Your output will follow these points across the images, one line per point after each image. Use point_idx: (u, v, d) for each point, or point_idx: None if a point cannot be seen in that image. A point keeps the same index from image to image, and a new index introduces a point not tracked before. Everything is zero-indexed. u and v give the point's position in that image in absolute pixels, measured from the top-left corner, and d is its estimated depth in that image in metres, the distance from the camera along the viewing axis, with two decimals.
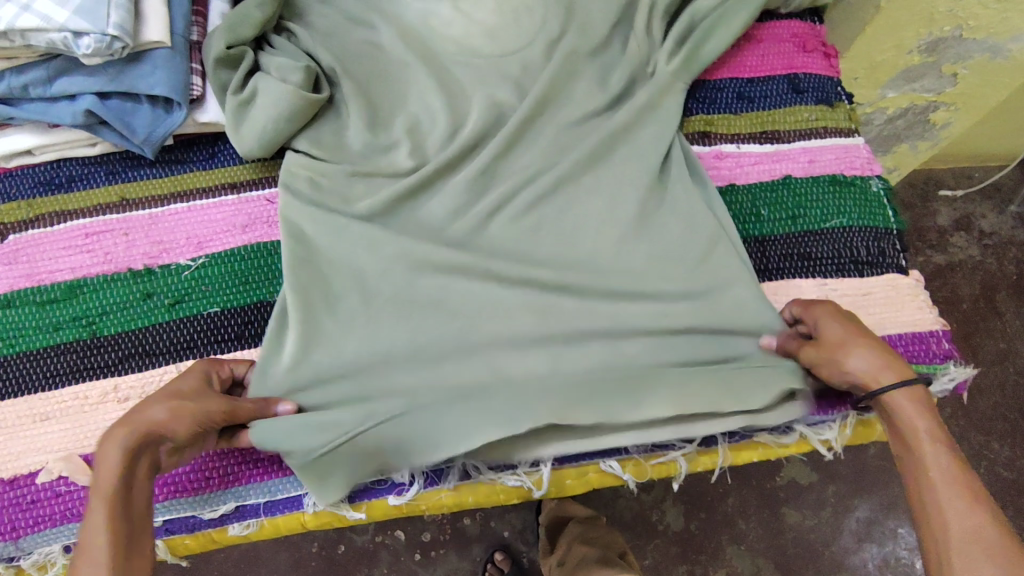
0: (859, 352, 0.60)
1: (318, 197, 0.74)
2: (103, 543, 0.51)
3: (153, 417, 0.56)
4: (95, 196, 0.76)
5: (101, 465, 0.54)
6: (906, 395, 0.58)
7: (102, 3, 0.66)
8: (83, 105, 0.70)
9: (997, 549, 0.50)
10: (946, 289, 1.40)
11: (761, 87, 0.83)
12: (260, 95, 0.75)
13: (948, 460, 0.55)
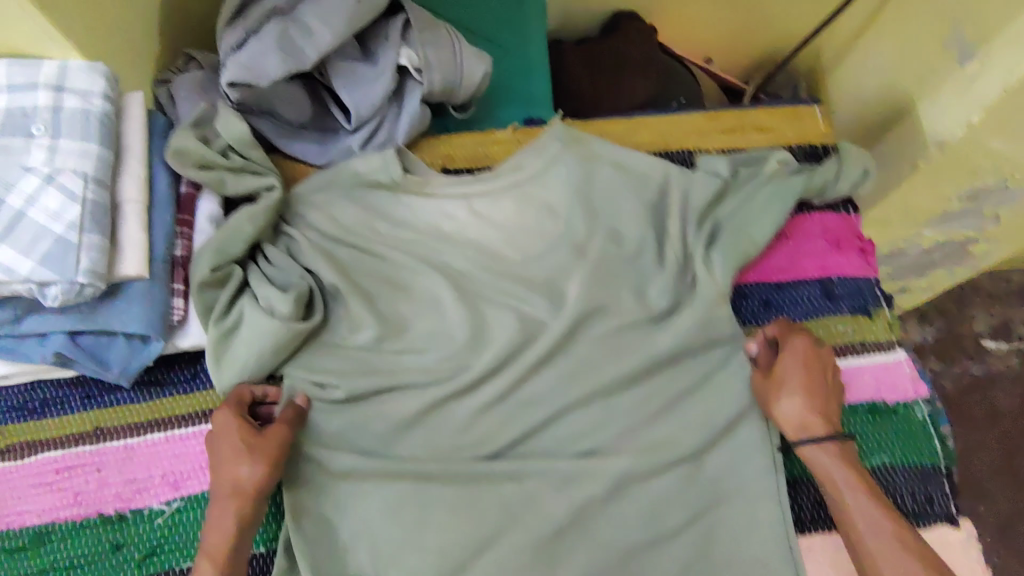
0: (792, 398, 0.68)
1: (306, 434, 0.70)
2: None
3: (236, 477, 0.62)
4: (69, 424, 0.71)
5: (211, 534, 0.61)
6: (825, 446, 0.66)
7: (71, 248, 0.61)
8: (53, 346, 0.65)
9: (899, 547, 0.59)
10: (984, 403, 1.30)
11: (790, 293, 0.76)
12: (245, 329, 0.70)
13: (852, 491, 0.63)
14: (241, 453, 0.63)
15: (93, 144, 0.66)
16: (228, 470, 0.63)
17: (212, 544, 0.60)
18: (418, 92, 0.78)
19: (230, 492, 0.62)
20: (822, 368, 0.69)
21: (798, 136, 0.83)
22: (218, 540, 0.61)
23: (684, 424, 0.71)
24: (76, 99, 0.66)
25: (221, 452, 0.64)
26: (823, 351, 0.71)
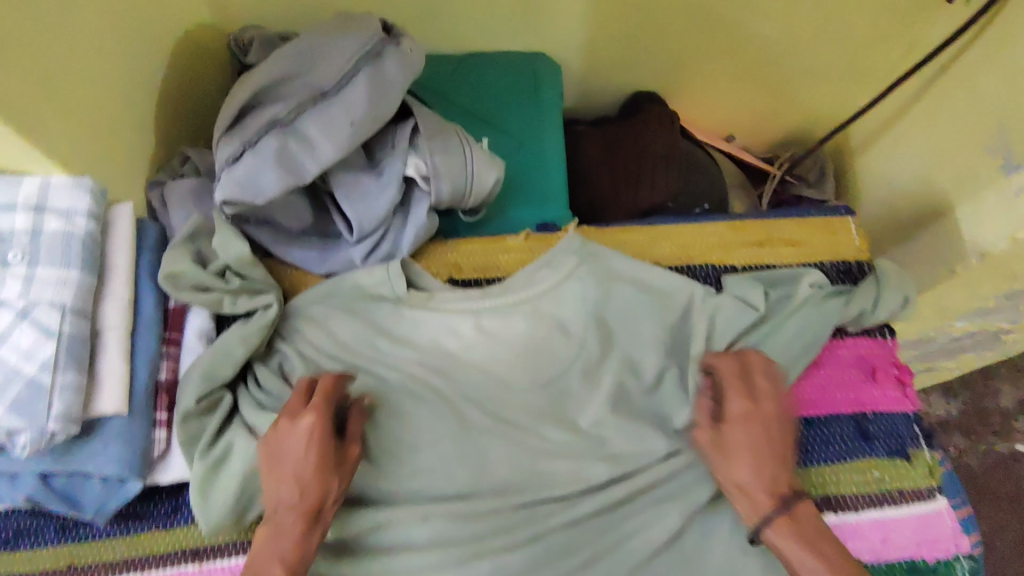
0: (742, 467, 0.61)
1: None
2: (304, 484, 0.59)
3: (316, 497, 0.59)
4: (39, 560, 0.66)
5: (270, 550, 0.57)
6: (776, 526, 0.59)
7: (42, 392, 0.57)
8: (25, 489, 0.61)
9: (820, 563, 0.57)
10: (1010, 484, 1.22)
11: (822, 433, 0.70)
12: (236, 456, 0.64)
13: (787, 529, 0.59)
14: (331, 467, 0.60)
15: (73, 270, 0.61)
16: (311, 487, 0.59)
17: (285, 557, 0.57)
18: (426, 202, 0.73)
19: (292, 504, 0.58)
20: (761, 417, 0.63)
21: (827, 253, 0.77)
22: (290, 553, 0.57)
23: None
24: (57, 220, 0.61)
25: (299, 466, 0.59)
26: (761, 386, 0.64)
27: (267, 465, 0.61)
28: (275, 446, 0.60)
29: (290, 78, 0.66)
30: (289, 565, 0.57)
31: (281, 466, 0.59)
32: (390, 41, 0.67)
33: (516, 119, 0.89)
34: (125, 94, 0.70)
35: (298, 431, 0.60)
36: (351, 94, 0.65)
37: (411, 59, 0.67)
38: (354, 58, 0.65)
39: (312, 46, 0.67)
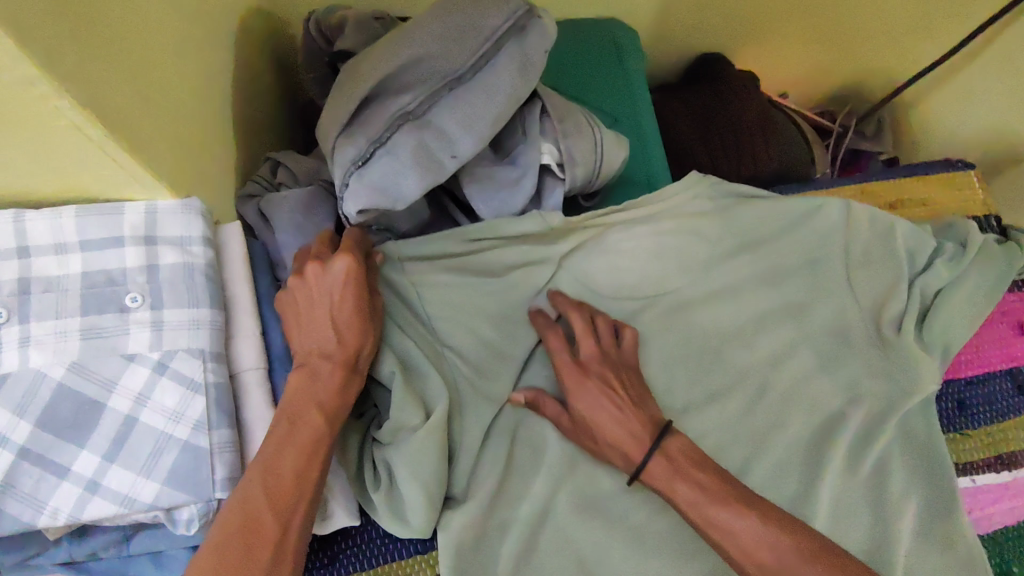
0: (608, 427, 0.59)
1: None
2: (335, 312, 0.53)
3: (358, 347, 0.54)
4: None
5: (317, 376, 0.52)
6: (654, 465, 0.57)
7: (203, 456, 0.48)
8: (175, 568, 0.52)
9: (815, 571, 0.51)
10: None
11: (984, 393, 0.69)
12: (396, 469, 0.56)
13: (676, 483, 0.56)
14: (365, 320, 0.54)
15: (202, 309, 0.52)
16: (352, 332, 0.53)
17: (326, 400, 0.52)
18: (559, 190, 0.67)
19: (331, 354, 0.53)
20: (616, 405, 0.59)
21: (957, 210, 0.78)
22: (329, 397, 0.52)
23: (909, 558, 0.62)
24: (175, 253, 0.52)
25: (335, 307, 0.53)
26: (595, 371, 0.61)
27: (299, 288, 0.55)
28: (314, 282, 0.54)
29: (416, 61, 0.57)
30: (327, 411, 0.51)
31: (313, 305, 0.54)
32: (531, 12, 0.59)
33: (607, 96, 0.84)
34: (214, 97, 0.60)
35: (332, 281, 0.54)
36: (493, 78, 0.58)
37: (553, 34, 0.60)
38: (496, 35, 0.57)
39: (442, 23, 0.58)
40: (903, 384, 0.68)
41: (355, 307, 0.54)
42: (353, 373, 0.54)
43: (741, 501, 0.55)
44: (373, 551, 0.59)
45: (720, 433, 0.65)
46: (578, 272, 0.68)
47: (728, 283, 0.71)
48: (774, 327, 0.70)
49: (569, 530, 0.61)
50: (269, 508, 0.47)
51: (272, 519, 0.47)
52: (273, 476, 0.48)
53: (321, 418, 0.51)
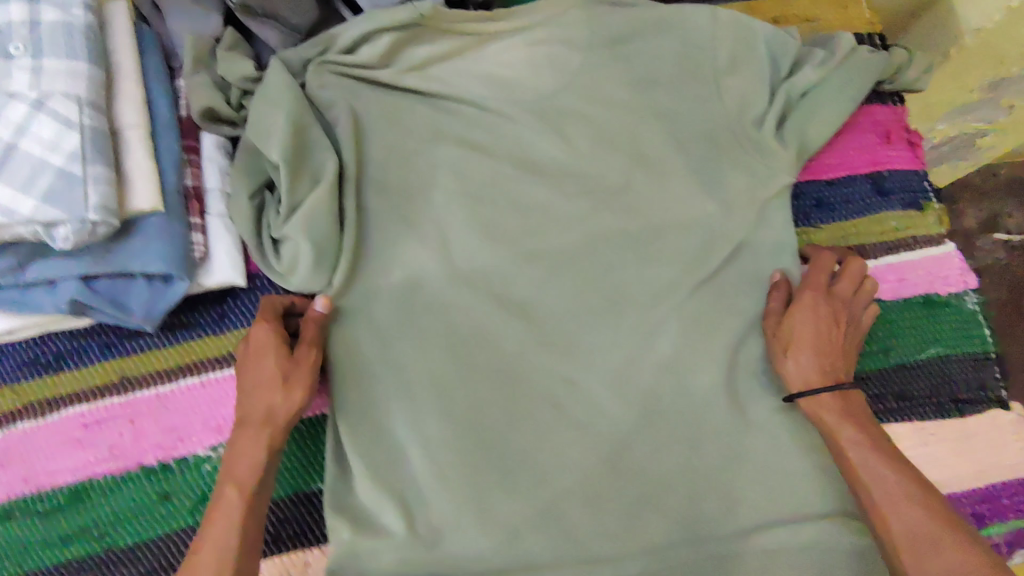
0: (800, 358, 0.65)
1: (357, 343, 0.67)
2: (256, 445, 0.59)
3: (273, 405, 0.60)
4: (94, 375, 0.66)
5: (243, 458, 0.58)
6: (823, 399, 0.63)
7: (77, 182, 0.54)
8: (66, 293, 0.59)
9: (919, 496, 0.55)
10: None
11: (843, 193, 0.73)
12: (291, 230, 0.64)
13: (845, 423, 0.61)
14: (279, 382, 0.60)
15: (79, 62, 0.57)
16: (259, 399, 0.60)
17: (238, 473, 0.58)
18: None
19: (246, 472, 0.58)
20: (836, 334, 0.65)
21: (842, 26, 0.80)
22: (243, 473, 0.58)
23: (736, 326, 0.70)
24: (54, 11, 0.57)
25: (252, 399, 0.60)
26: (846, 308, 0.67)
27: (239, 420, 0.60)
28: (248, 383, 0.61)
29: None
30: (243, 485, 0.58)
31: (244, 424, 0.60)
32: None
33: None
34: None
35: (249, 420, 0.60)
36: None
37: None
38: None
39: None
40: (759, 180, 0.72)
41: (271, 383, 0.60)
42: (270, 425, 0.59)
43: (857, 431, 0.60)
44: None
45: (584, 223, 0.72)
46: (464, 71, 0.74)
47: (606, 86, 0.75)
48: (643, 127, 0.74)
49: (436, 294, 0.69)
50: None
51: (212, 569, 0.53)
52: (203, 547, 0.55)
53: (232, 490, 0.57)
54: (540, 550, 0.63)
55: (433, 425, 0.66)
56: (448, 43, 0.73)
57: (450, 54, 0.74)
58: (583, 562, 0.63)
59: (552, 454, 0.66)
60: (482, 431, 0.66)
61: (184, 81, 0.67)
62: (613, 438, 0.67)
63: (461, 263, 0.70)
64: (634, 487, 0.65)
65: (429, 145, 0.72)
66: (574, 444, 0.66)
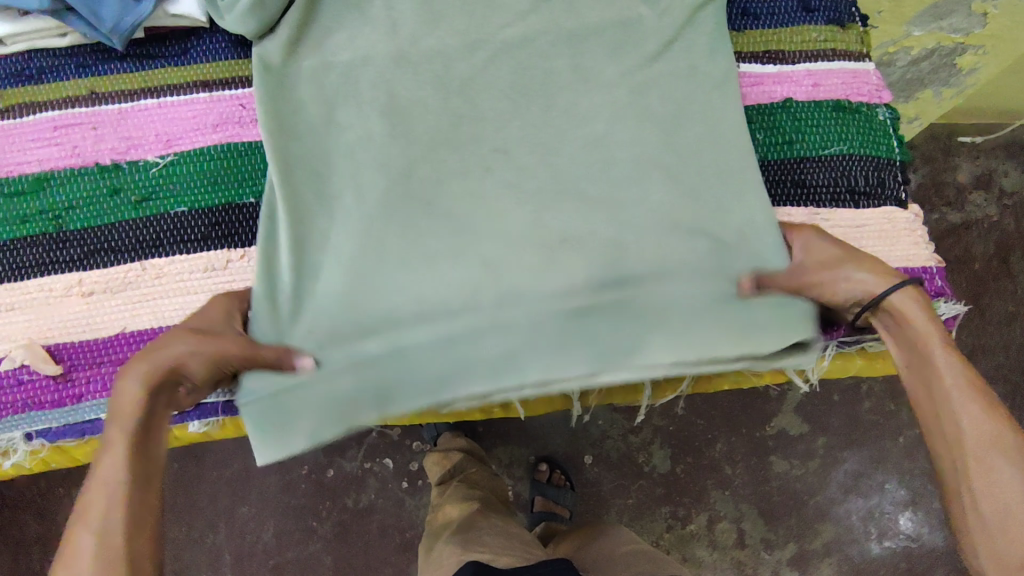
0: (851, 268, 0.62)
1: (299, 79, 0.72)
2: (139, 387, 0.56)
3: (176, 349, 0.57)
4: (67, 89, 0.74)
5: (121, 399, 0.56)
6: (919, 304, 0.59)
7: None
8: None
9: (1000, 434, 0.54)
10: (959, 248, 1.45)
11: (769, 5, 0.78)
12: None
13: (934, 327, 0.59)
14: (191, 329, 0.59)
15: None
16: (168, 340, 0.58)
17: (122, 408, 0.56)
18: None
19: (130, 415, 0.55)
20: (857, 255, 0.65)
21: None
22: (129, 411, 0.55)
23: (662, 114, 0.72)
24: None
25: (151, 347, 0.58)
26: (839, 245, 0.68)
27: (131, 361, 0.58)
28: (153, 341, 0.58)
29: None
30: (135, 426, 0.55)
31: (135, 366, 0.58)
32: None
33: None
34: None
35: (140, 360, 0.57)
36: None
37: None
38: None
39: None
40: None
41: (183, 331, 0.58)
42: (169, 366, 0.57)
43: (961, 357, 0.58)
44: (219, 51, 0.75)
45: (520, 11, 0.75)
46: None
47: None
48: None
49: (382, 69, 0.73)
50: (87, 534, 0.51)
51: (103, 503, 0.52)
52: (86, 503, 0.53)
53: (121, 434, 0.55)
54: (449, 277, 0.67)
55: (362, 163, 0.70)
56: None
57: None
58: (478, 295, 0.67)
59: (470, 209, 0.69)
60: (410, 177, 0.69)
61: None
62: (531, 202, 0.70)
63: (408, 42, 0.73)
64: (549, 244, 0.68)
65: None
66: (501, 202, 0.70)
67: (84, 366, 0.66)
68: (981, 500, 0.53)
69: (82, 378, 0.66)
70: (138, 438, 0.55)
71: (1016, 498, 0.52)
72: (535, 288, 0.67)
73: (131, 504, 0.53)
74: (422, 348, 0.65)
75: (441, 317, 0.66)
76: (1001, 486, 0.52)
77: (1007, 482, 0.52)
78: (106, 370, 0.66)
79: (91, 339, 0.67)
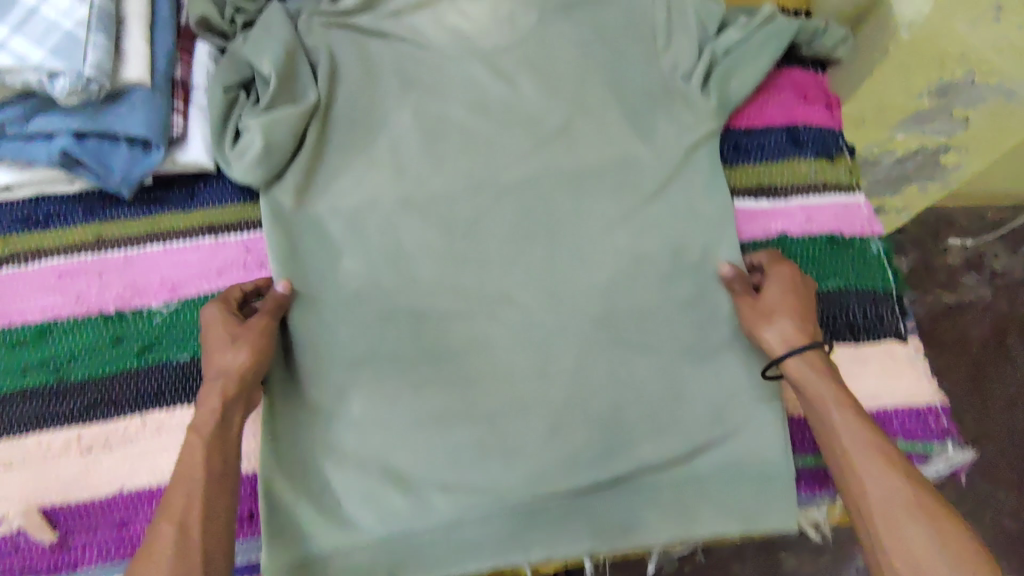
0: (782, 322, 0.67)
1: (308, 238, 0.74)
2: (209, 392, 0.63)
3: (225, 360, 0.64)
4: (74, 235, 0.74)
5: (200, 411, 0.62)
6: (808, 358, 0.65)
7: (78, 43, 0.65)
8: (59, 145, 0.68)
9: (898, 492, 0.58)
10: (954, 328, 1.45)
11: (760, 140, 0.80)
12: (248, 126, 0.73)
13: (828, 379, 0.64)
14: (231, 341, 0.65)
15: None
16: (218, 349, 0.64)
17: (195, 421, 0.62)
18: None
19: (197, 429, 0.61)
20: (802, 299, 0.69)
21: None
22: (200, 425, 0.61)
23: (664, 261, 0.75)
24: None
25: (207, 361, 0.65)
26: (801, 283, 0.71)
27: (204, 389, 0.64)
28: (208, 356, 0.65)
29: None
30: (202, 433, 0.61)
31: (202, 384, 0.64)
32: None
33: None
34: None
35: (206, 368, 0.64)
36: None
37: None
38: None
39: None
40: (687, 128, 0.79)
41: (223, 342, 0.65)
42: (224, 377, 0.63)
43: (860, 410, 0.63)
44: (225, 195, 0.76)
45: (515, 150, 0.78)
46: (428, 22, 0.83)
47: (556, 37, 0.83)
48: (586, 76, 0.81)
49: (389, 214, 0.75)
50: (166, 523, 0.56)
51: (181, 495, 0.58)
52: (164, 502, 0.58)
53: (193, 439, 0.60)
54: (455, 430, 0.69)
55: (369, 319, 0.72)
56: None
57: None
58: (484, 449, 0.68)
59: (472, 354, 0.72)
60: (420, 320, 0.72)
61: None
62: (544, 344, 0.72)
63: (412, 186, 0.76)
64: (551, 385, 0.71)
65: (392, 73, 0.80)
66: (506, 346, 0.72)
67: (80, 531, 0.65)
68: (890, 554, 0.57)
69: (77, 543, 0.65)
70: (211, 452, 0.60)
71: (918, 545, 0.56)
72: (538, 441, 0.69)
73: (206, 508, 0.58)
74: (432, 511, 0.67)
75: (448, 470, 0.68)
76: (905, 536, 0.57)
77: (908, 532, 0.57)
78: (102, 535, 0.65)
79: (88, 501, 0.66)
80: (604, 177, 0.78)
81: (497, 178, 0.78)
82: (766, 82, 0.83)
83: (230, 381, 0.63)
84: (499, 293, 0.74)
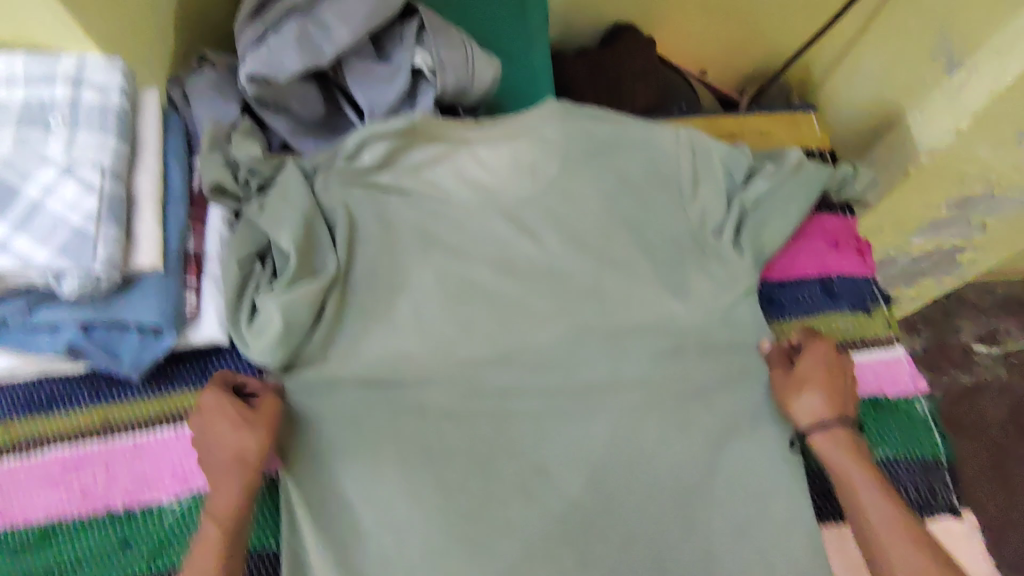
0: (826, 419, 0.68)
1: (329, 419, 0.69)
2: (220, 479, 0.62)
3: (241, 448, 0.62)
4: (78, 419, 0.70)
5: (216, 501, 0.61)
6: (835, 434, 0.67)
7: (87, 238, 0.62)
8: (64, 339, 0.65)
9: (916, 561, 0.59)
10: (974, 411, 1.39)
11: (795, 293, 0.78)
12: (266, 305, 0.68)
13: (852, 458, 0.66)
14: (238, 423, 0.63)
15: (109, 139, 0.66)
16: (229, 438, 0.63)
17: (216, 509, 0.61)
18: (431, 92, 0.80)
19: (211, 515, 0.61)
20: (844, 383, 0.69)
21: (795, 139, 0.86)
22: (220, 506, 0.61)
23: (710, 426, 0.72)
24: (93, 93, 0.66)
25: (217, 447, 0.63)
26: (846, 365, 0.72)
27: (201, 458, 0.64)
28: (211, 435, 0.63)
29: None
30: (218, 521, 0.61)
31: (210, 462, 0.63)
32: None
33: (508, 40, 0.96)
34: None
35: (215, 454, 0.63)
36: None
37: None
38: None
39: None
40: (722, 285, 0.76)
41: (233, 427, 0.63)
42: (240, 463, 0.62)
43: (884, 485, 0.65)
44: (240, 372, 0.73)
45: (541, 310, 0.76)
46: (448, 177, 0.80)
47: (578, 187, 0.81)
48: (612, 230, 0.79)
49: (413, 386, 0.72)
50: None
51: None
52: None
53: (212, 527, 0.61)
54: None
55: (397, 510, 0.66)
56: (438, 147, 0.80)
57: (438, 153, 0.80)
58: None
59: (506, 542, 0.66)
60: (451, 508, 0.67)
61: (200, 159, 0.75)
62: (584, 529, 0.68)
63: (437, 354, 0.73)
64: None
65: (412, 232, 0.78)
66: (543, 532, 0.67)
67: None
68: None
69: None
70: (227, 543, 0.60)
71: None
72: None
73: None
74: None
75: None
76: None
77: None
78: None
79: None
80: (635, 342, 0.75)
81: (523, 341, 0.74)
82: (799, 231, 0.80)
83: (247, 470, 0.62)
84: (533, 471, 0.70)
